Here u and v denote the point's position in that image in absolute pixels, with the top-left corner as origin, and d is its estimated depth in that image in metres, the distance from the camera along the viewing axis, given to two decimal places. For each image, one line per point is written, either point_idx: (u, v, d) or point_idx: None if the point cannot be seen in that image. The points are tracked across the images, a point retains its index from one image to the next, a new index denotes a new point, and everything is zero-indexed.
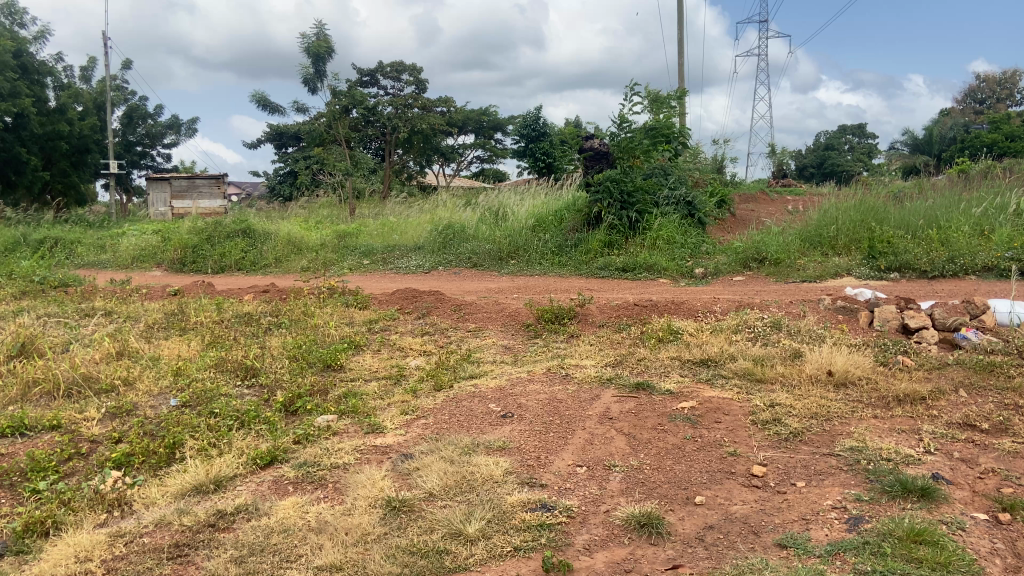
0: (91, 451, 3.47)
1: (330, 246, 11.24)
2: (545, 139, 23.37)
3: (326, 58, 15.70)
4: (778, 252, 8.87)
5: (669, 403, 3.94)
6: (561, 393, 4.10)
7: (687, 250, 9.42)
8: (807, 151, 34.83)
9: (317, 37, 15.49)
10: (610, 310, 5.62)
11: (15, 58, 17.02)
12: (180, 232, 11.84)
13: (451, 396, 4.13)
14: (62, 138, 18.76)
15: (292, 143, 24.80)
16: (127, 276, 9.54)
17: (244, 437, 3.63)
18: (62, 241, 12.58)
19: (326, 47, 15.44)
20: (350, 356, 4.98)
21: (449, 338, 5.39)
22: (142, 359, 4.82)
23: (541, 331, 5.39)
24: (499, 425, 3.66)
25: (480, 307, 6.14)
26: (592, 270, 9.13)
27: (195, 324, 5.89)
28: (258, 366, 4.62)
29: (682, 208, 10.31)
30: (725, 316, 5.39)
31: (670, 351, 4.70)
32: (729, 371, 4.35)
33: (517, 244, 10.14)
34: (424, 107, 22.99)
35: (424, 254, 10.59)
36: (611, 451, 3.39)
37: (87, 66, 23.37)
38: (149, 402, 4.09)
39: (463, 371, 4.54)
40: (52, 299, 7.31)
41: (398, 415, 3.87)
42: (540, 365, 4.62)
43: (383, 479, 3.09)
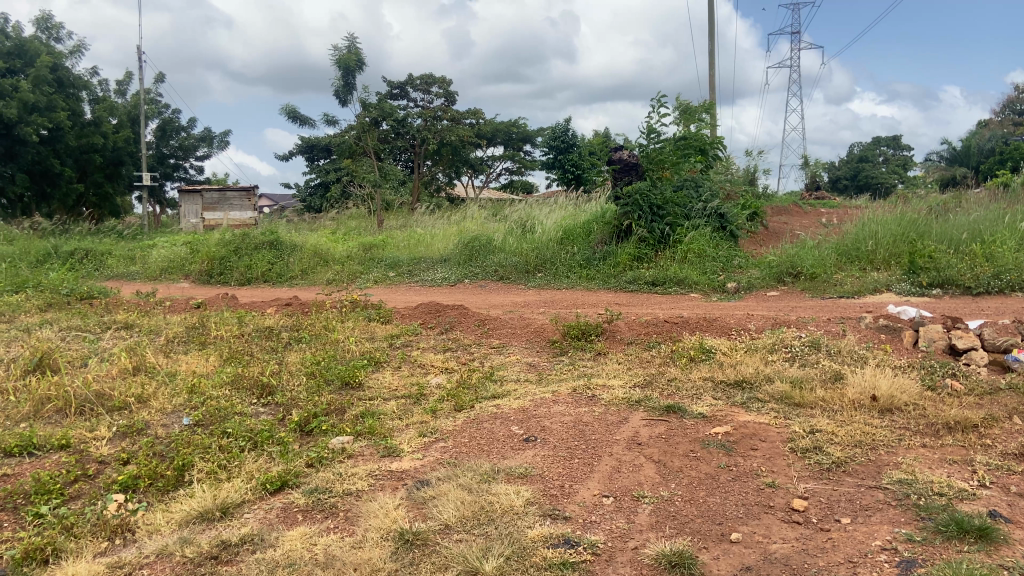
0: (98, 473, 3.36)
1: (356, 258, 11.18)
2: (574, 151, 23.23)
3: (356, 70, 15.72)
4: (813, 267, 8.58)
5: (702, 427, 3.72)
6: (587, 415, 3.90)
7: (718, 263, 9.16)
8: (839, 163, 34.25)
9: (347, 49, 15.52)
10: (639, 327, 5.40)
11: (51, 72, 17.34)
12: (208, 244, 11.87)
13: (472, 417, 3.95)
14: (96, 150, 19.05)
15: (322, 155, 24.96)
16: (153, 288, 9.55)
17: (256, 460, 3.50)
18: (92, 253, 12.69)
19: (356, 60, 15.47)
20: (369, 373, 4.83)
21: (472, 355, 5.23)
22: (159, 375, 4.72)
23: (567, 348, 5.20)
24: (521, 450, 3.47)
25: (504, 322, 5.97)
26: (620, 284, 8.92)
27: (215, 339, 5.81)
28: (274, 384, 4.49)
29: (714, 221, 10.06)
30: (760, 334, 5.14)
31: (702, 372, 4.47)
32: (766, 394, 4.11)
33: (544, 257, 9.97)
34: (453, 119, 22.99)
35: (450, 267, 10.47)
36: (640, 480, 3.18)
37: (123, 80, 23.80)
38: (161, 421, 3.98)
39: (485, 391, 4.35)
40: (76, 311, 7.30)
41: (416, 438, 3.70)
42: (565, 384, 4.42)
43: (397, 508, 2.92)
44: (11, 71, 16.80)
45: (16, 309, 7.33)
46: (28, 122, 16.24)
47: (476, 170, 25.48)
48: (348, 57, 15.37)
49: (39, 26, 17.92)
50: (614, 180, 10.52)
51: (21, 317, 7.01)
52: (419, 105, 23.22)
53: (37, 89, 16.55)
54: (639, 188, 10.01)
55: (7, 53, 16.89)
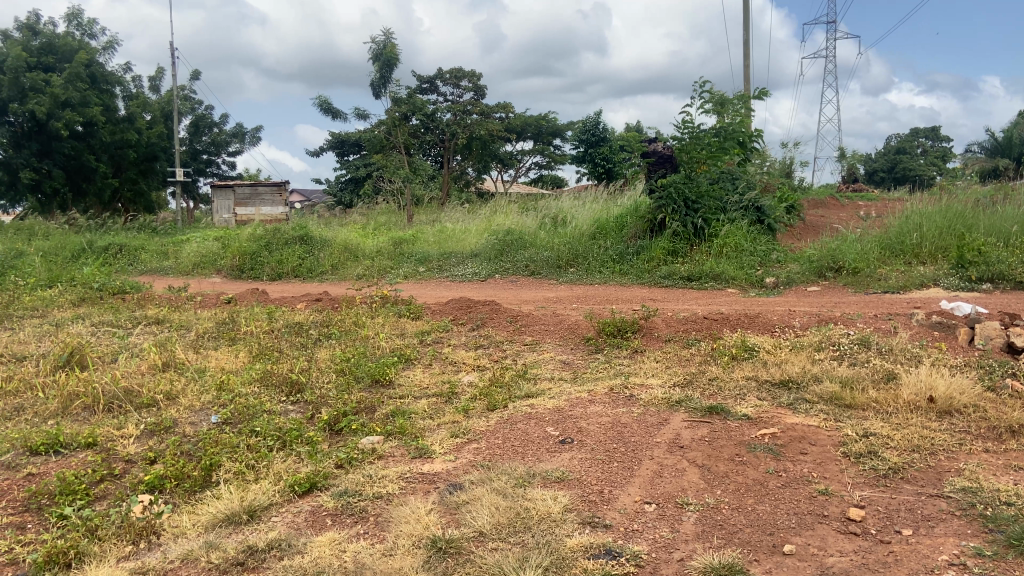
0: (125, 472, 3.29)
1: (386, 253, 11.11)
2: (605, 144, 22.97)
3: (395, 65, 15.67)
4: (856, 261, 8.30)
5: (748, 430, 3.54)
6: (625, 416, 3.73)
7: (756, 258, 8.91)
8: (876, 155, 33.49)
9: (386, 43, 15.41)
10: (678, 324, 5.22)
11: (85, 69, 17.54)
12: (239, 239, 11.89)
13: (505, 417, 3.81)
14: (130, 146, 19.27)
15: (352, 150, 25.00)
16: (185, 283, 9.56)
17: (284, 460, 3.40)
18: (126, 248, 12.79)
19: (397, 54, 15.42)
20: (400, 370, 4.72)
21: (504, 352, 5.09)
22: (188, 372, 4.66)
23: (602, 345, 5.04)
24: (557, 453, 3.32)
25: (537, 319, 5.82)
26: (654, 279, 8.73)
27: (245, 334, 5.75)
28: (304, 380, 4.40)
29: (750, 214, 9.80)
30: (806, 332, 4.92)
31: (745, 371, 4.28)
32: (814, 395, 3.91)
33: (576, 252, 9.81)
34: (482, 113, 22.86)
35: (480, 262, 10.33)
36: (684, 486, 3.02)
37: (156, 76, 24.07)
38: (189, 418, 3.90)
39: (519, 390, 4.21)
40: (109, 306, 7.32)
41: (448, 439, 3.57)
42: (602, 383, 4.26)
43: (429, 513, 2.79)
44: (46, 67, 17.00)
45: (49, 304, 7.36)
46: (63, 119, 16.46)
47: (506, 164, 25.31)
48: (391, 51, 15.30)
49: (72, 23, 18.14)
50: (648, 173, 10.31)
51: (54, 312, 7.03)
52: (449, 100, 23.13)
53: (71, 85, 16.74)
54: (674, 180, 9.79)
55: (41, 50, 17.11)
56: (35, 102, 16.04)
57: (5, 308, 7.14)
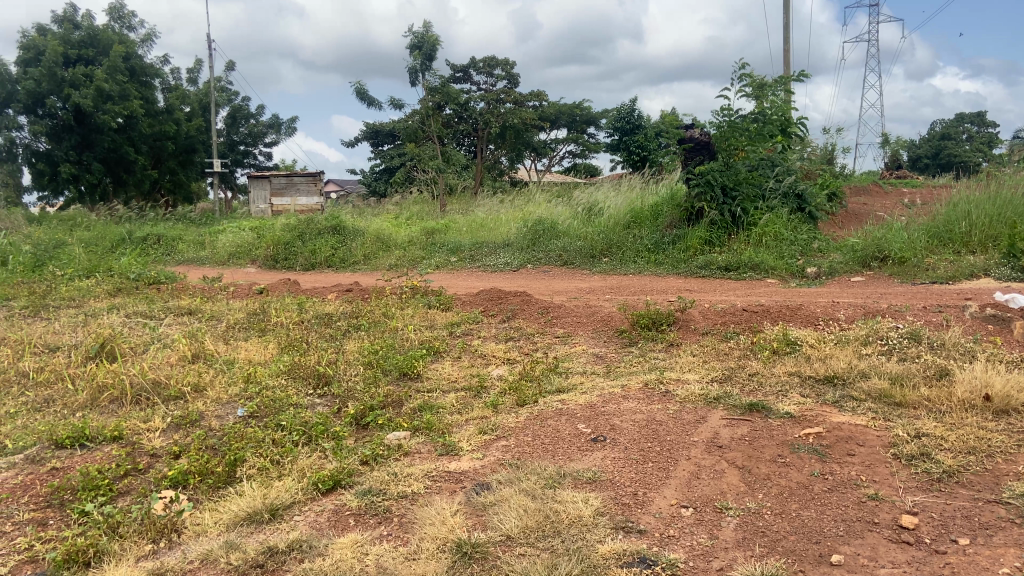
0: (149, 467, 3.25)
1: (418, 243, 11.05)
2: (640, 131, 22.62)
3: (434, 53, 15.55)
4: (902, 250, 7.99)
5: (791, 429, 3.36)
6: (660, 413, 3.58)
7: (797, 247, 8.63)
8: (919, 141, 32.56)
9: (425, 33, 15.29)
10: (716, 316, 5.03)
11: (124, 61, 17.76)
12: (274, 228, 11.93)
13: (536, 413, 3.68)
14: (168, 137, 19.50)
15: (387, 140, 25.03)
16: (220, 273, 9.61)
17: (309, 456, 3.33)
18: (164, 238, 12.93)
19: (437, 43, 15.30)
20: (429, 363, 4.62)
21: (535, 345, 4.96)
22: (217, 364, 4.63)
23: (637, 338, 4.89)
24: (589, 452, 3.19)
25: (569, 310, 5.68)
26: (691, 269, 8.52)
27: (275, 325, 5.72)
28: (331, 373, 4.33)
29: (790, 202, 9.51)
30: (851, 325, 4.69)
31: (787, 366, 4.09)
32: (860, 392, 3.71)
33: (611, 242, 9.62)
34: (516, 101, 22.68)
35: (513, 251, 10.20)
36: (722, 489, 2.86)
37: (193, 68, 24.32)
38: (216, 411, 3.85)
39: (550, 384, 4.08)
40: (143, 296, 7.36)
41: (476, 435, 3.46)
42: (636, 378, 4.11)
43: (454, 515, 2.68)
44: (86, 60, 17.25)
45: (86, 294, 7.44)
46: (102, 111, 16.71)
47: (539, 153, 25.09)
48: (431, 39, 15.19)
49: (111, 16, 18.38)
50: (684, 160, 10.08)
51: (90, 302, 7.09)
52: (482, 88, 22.99)
53: (110, 77, 16.97)
54: (711, 168, 9.53)
55: (80, 43, 17.35)
56: (75, 94, 16.30)
57: (42, 299, 7.22)
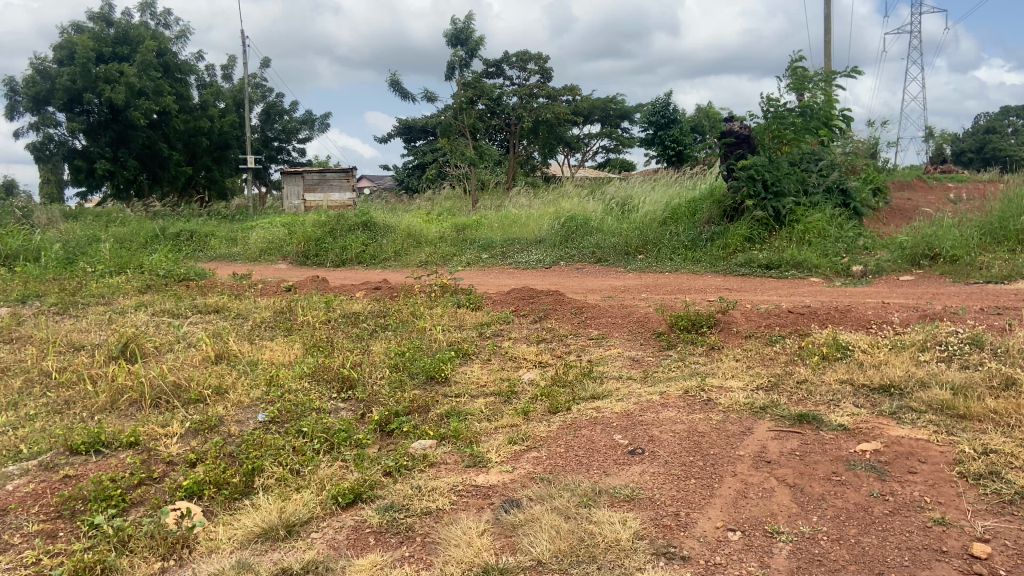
0: (164, 476, 3.13)
1: (449, 239, 10.89)
2: (675, 126, 22.21)
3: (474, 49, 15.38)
4: (954, 248, 7.60)
5: (845, 443, 3.11)
6: (701, 423, 3.34)
7: (841, 244, 8.28)
8: (963, 135, 31.65)
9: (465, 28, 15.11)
10: (759, 319, 4.77)
11: (158, 58, 17.90)
12: (305, 224, 11.86)
13: (569, 422, 3.47)
14: (203, 133, 19.64)
15: (419, 136, 24.96)
16: (249, 270, 9.55)
17: (330, 465, 3.17)
18: (197, 234, 12.97)
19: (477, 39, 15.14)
20: (457, 366, 4.44)
21: (568, 347, 4.75)
22: (240, 365, 4.50)
23: (675, 341, 4.65)
24: (626, 465, 2.98)
25: (604, 311, 5.45)
26: (730, 268, 8.23)
27: (302, 324, 5.59)
28: (356, 376, 4.16)
29: (834, 197, 9.16)
30: (906, 329, 4.39)
31: (838, 373, 3.82)
32: (920, 403, 3.42)
33: (646, 238, 9.35)
34: (549, 96, 22.42)
35: (545, 248, 9.98)
36: (771, 510, 2.63)
37: (228, 65, 24.50)
38: (236, 416, 3.71)
39: (584, 390, 3.87)
40: (172, 293, 7.30)
41: (505, 445, 3.26)
42: (676, 385, 3.87)
43: (481, 536, 2.49)
44: (121, 57, 17.42)
45: (115, 291, 7.41)
46: (137, 108, 16.86)
47: (572, 148, 24.79)
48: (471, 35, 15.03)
49: (147, 13, 18.54)
50: (723, 154, 9.77)
51: (119, 300, 7.06)
52: (515, 83, 22.78)
53: (144, 74, 17.11)
54: (752, 162, 9.21)
55: (116, 41, 17.53)
56: (110, 91, 16.46)
57: (72, 296, 7.21)
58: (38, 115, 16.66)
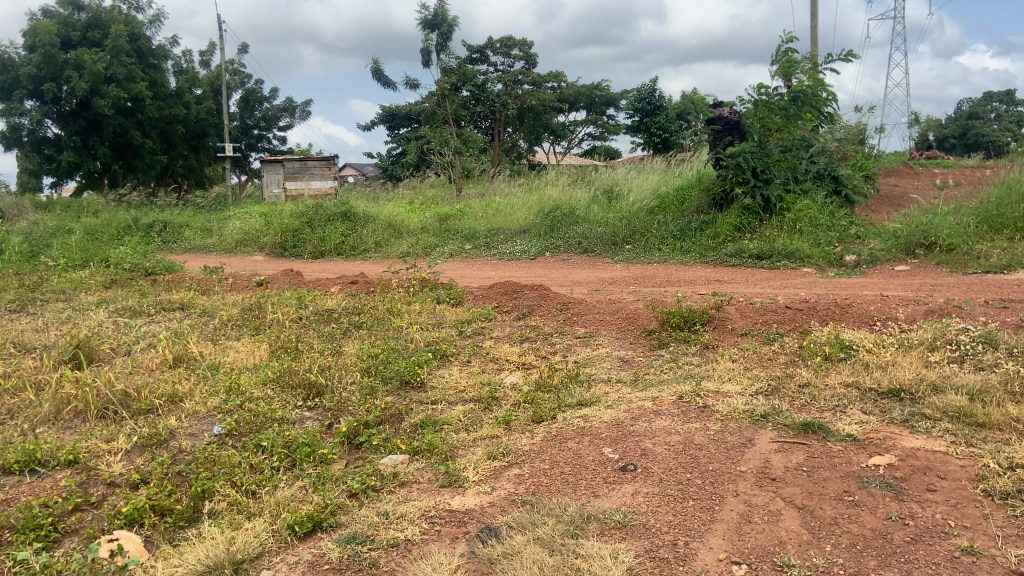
0: (104, 499, 2.81)
1: (431, 229, 10.54)
2: (661, 112, 21.91)
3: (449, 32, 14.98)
4: (951, 237, 7.37)
5: (856, 457, 2.84)
6: (698, 433, 3.05)
7: (834, 233, 8.03)
8: (946, 121, 31.62)
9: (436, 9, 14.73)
10: (756, 316, 4.49)
11: (130, 43, 17.34)
12: (282, 214, 11.47)
13: (553, 433, 3.18)
14: (178, 121, 19.13)
15: (403, 124, 24.51)
16: (222, 262, 9.18)
17: (289, 486, 2.86)
18: (171, 225, 12.54)
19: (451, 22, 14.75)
20: (434, 369, 4.12)
21: (553, 347, 4.45)
22: (199, 369, 4.18)
23: (667, 340, 4.36)
24: (617, 484, 2.69)
25: (591, 306, 5.16)
26: (720, 258, 7.97)
27: (271, 322, 5.26)
28: (324, 382, 3.83)
29: (826, 184, 8.90)
30: (913, 326, 4.13)
31: (843, 376, 3.55)
32: (934, 409, 3.15)
33: (634, 228, 9.07)
34: (534, 82, 22.05)
35: (530, 238, 9.67)
36: (779, 538, 2.35)
37: (205, 50, 23.93)
38: (190, 429, 3.39)
39: (571, 396, 3.58)
40: (138, 289, 6.93)
41: (483, 461, 2.96)
42: (669, 390, 3.58)
43: (454, 574, 2.19)
44: (91, 43, 16.86)
45: (77, 287, 7.03)
46: (107, 95, 16.35)
47: (557, 136, 24.43)
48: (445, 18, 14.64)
49: None
50: (713, 141, 9.49)
51: (80, 296, 6.70)
52: (500, 69, 22.36)
53: (115, 60, 16.57)
54: (743, 149, 8.91)
55: (85, 25, 16.96)
56: (77, 78, 15.91)
57: (31, 292, 6.83)
58: (6, 102, 16.15)
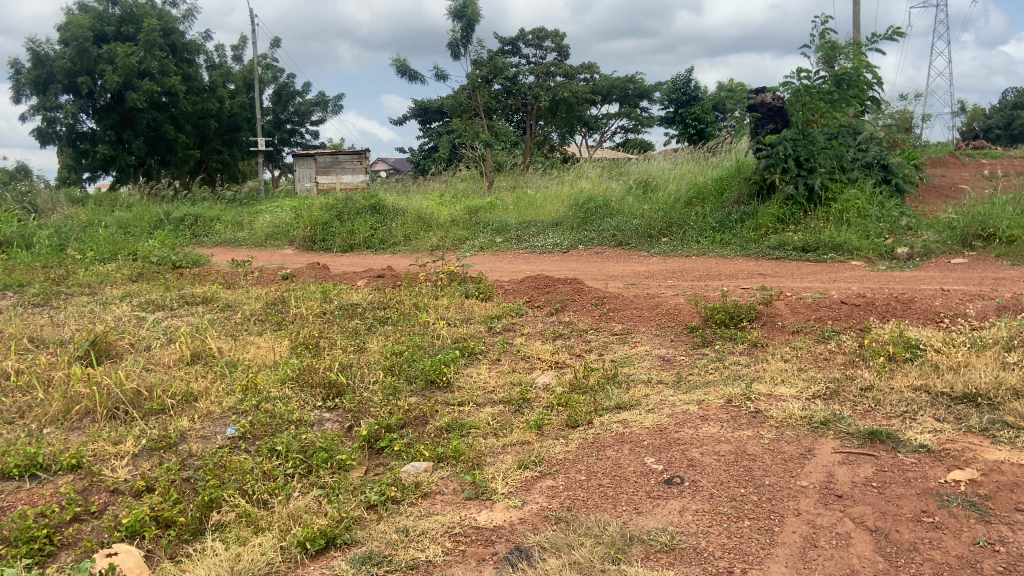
0: (105, 507, 2.61)
1: (461, 222, 10.30)
2: (697, 103, 21.43)
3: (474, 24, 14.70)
4: (1012, 227, 6.89)
5: (931, 471, 2.52)
6: (751, 443, 2.75)
7: (884, 224, 7.61)
8: (991, 112, 30.57)
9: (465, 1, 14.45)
10: (808, 312, 4.17)
11: (163, 37, 17.41)
12: (312, 207, 11.32)
13: (589, 440, 2.91)
14: (211, 115, 19.18)
15: (435, 118, 24.34)
16: (250, 256, 9.05)
17: (302, 497, 2.63)
18: (202, 218, 12.47)
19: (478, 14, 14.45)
20: (461, 368, 3.87)
21: (589, 345, 4.18)
22: (217, 367, 3.99)
23: (711, 338, 4.06)
24: (662, 500, 2.41)
25: (628, 301, 4.87)
26: (762, 250, 7.60)
27: (295, 317, 5.06)
28: (345, 382, 3.61)
29: (874, 173, 8.46)
30: (985, 323, 3.78)
31: (910, 378, 3.22)
32: (1018, 417, 2.80)
33: (670, 220, 8.74)
34: (566, 74, 21.69)
35: (562, 231, 9.38)
36: (850, 567, 2.06)
37: (238, 45, 24.02)
38: (202, 431, 3.19)
39: (608, 399, 3.30)
40: (164, 283, 6.80)
41: (514, 471, 2.70)
42: (716, 393, 3.28)
43: None
44: (125, 37, 16.97)
45: (103, 281, 6.93)
46: (140, 89, 16.42)
47: (590, 129, 24.04)
48: (473, 10, 14.34)
49: None
50: (755, 129, 9.10)
51: (105, 290, 6.58)
52: (532, 61, 22.05)
53: (149, 54, 16.64)
54: (785, 137, 8.48)
55: (120, 20, 17.07)
56: (111, 72, 16.00)
57: (58, 286, 6.74)
58: (42, 97, 16.31)
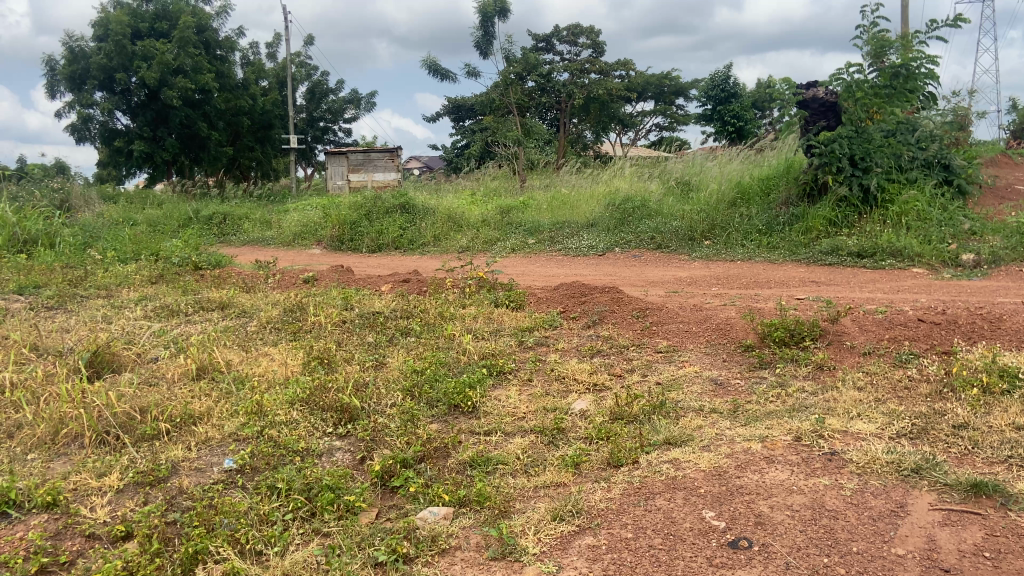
0: (77, 557, 2.27)
1: (493, 222, 9.90)
2: (736, 100, 20.73)
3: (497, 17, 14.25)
4: None
5: None
6: (829, 495, 2.32)
7: (947, 228, 7.04)
8: None
9: None
10: (879, 330, 3.71)
11: (197, 34, 17.32)
12: (340, 206, 11.02)
13: (635, 485, 2.49)
14: (244, 112, 19.08)
15: (467, 116, 24.01)
16: (275, 257, 8.77)
17: (299, 550, 2.26)
18: (230, 216, 12.25)
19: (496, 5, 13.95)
20: (488, 390, 3.48)
21: (630, 364, 3.76)
22: (224, 383, 3.65)
23: (771, 359, 3.61)
24: (727, 571, 1.99)
25: (673, 313, 4.43)
26: (813, 255, 7.10)
27: (313, 325, 4.72)
28: (358, 406, 3.24)
29: (934, 172, 7.87)
30: None
31: (1012, 416, 2.74)
32: None
33: (713, 222, 8.25)
34: (601, 71, 21.15)
35: (598, 233, 8.94)
36: None
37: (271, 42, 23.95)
38: (198, 462, 2.84)
39: (656, 433, 2.88)
40: (182, 285, 6.51)
41: (547, 524, 2.30)
42: (782, 427, 2.84)
43: None
44: (160, 34, 16.91)
45: (121, 283, 6.67)
46: (175, 86, 16.35)
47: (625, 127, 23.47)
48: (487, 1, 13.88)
49: None
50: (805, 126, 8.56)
51: (122, 293, 6.31)
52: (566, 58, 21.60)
53: (183, 51, 16.59)
54: (838, 134, 7.94)
55: (154, 16, 17.02)
56: (145, 69, 15.93)
57: (74, 288, 6.49)
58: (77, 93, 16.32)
